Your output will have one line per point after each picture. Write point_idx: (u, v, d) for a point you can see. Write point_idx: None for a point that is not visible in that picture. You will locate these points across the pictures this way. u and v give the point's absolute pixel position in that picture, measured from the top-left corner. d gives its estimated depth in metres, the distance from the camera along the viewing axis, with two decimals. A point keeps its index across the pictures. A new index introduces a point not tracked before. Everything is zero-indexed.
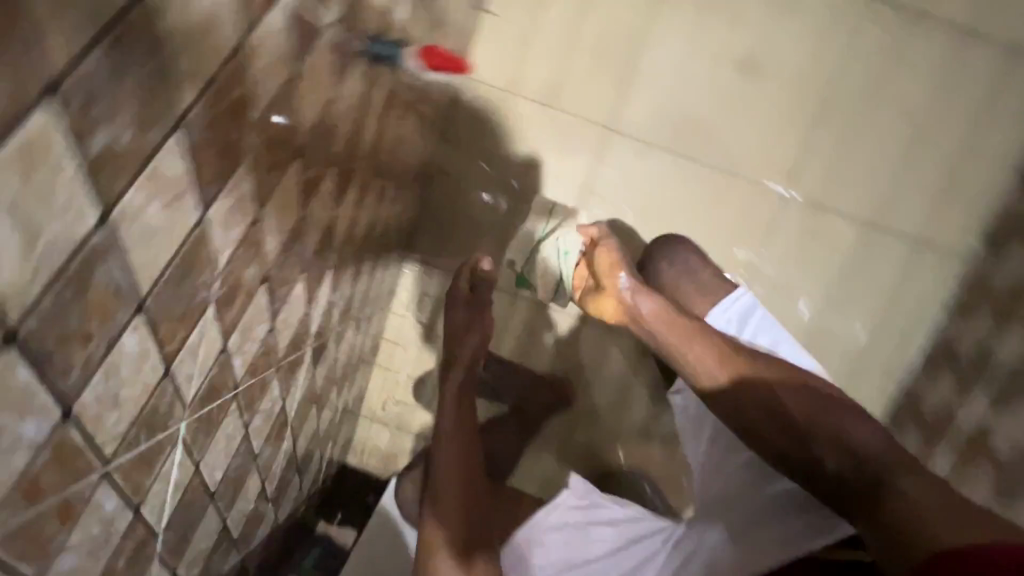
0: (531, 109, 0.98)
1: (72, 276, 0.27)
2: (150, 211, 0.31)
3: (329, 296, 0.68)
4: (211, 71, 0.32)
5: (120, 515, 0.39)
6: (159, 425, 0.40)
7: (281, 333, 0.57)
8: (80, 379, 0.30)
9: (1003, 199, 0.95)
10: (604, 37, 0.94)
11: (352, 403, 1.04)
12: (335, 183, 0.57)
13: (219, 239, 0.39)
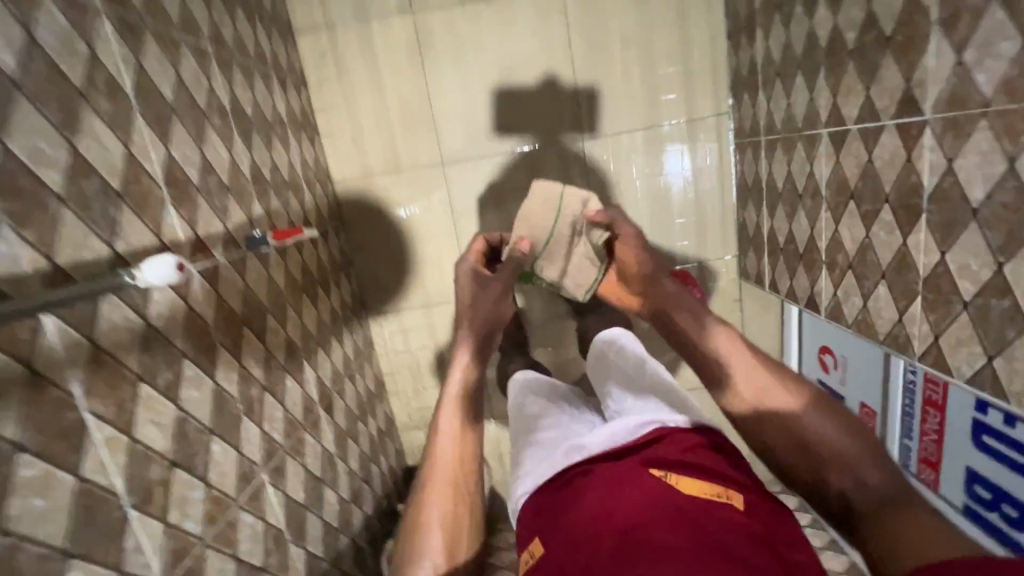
0: (388, 179, 1.33)
1: (168, 419, 0.65)
2: (191, 392, 0.70)
3: (315, 375, 1.07)
4: (173, 314, 0.69)
5: (259, 523, 0.80)
6: (251, 478, 0.80)
7: (294, 409, 0.96)
8: (202, 467, 0.70)
9: (728, 59, 1.23)
10: (405, 108, 1.28)
11: (386, 429, 1.44)
12: (276, 317, 0.95)
13: (227, 386, 0.78)
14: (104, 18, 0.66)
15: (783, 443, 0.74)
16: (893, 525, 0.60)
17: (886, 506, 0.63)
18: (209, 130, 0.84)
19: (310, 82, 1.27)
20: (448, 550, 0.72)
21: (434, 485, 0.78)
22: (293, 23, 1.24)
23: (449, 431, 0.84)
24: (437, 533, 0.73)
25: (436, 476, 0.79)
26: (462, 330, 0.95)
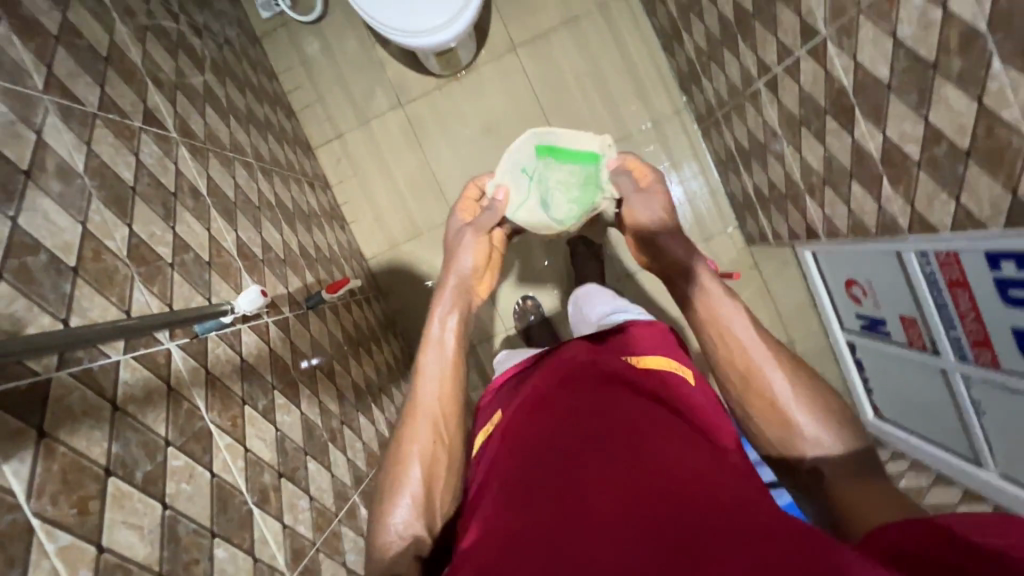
0: (412, 244, 1.51)
1: (271, 436, 0.77)
2: (284, 417, 0.82)
3: (382, 416, 1.17)
4: (257, 351, 0.82)
5: (362, 538, 0.88)
6: (345, 496, 0.89)
7: (371, 443, 1.05)
8: (304, 481, 0.79)
9: (670, 65, 1.42)
10: (413, 182, 1.50)
11: None
12: (341, 365, 1.08)
13: (313, 415, 0.90)
14: (182, 147, 0.88)
15: (759, 405, 0.63)
16: (857, 495, 0.54)
17: (848, 476, 0.57)
18: (262, 219, 1.03)
19: (331, 182, 1.52)
20: (428, 480, 0.67)
21: (411, 431, 0.69)
22: (312, 142, 1.51)
23: (434, 375, 0.73)
24: (420, 469, 0.67)
25: (421, 424, 0.70)
26: (449, 277, 0.81)
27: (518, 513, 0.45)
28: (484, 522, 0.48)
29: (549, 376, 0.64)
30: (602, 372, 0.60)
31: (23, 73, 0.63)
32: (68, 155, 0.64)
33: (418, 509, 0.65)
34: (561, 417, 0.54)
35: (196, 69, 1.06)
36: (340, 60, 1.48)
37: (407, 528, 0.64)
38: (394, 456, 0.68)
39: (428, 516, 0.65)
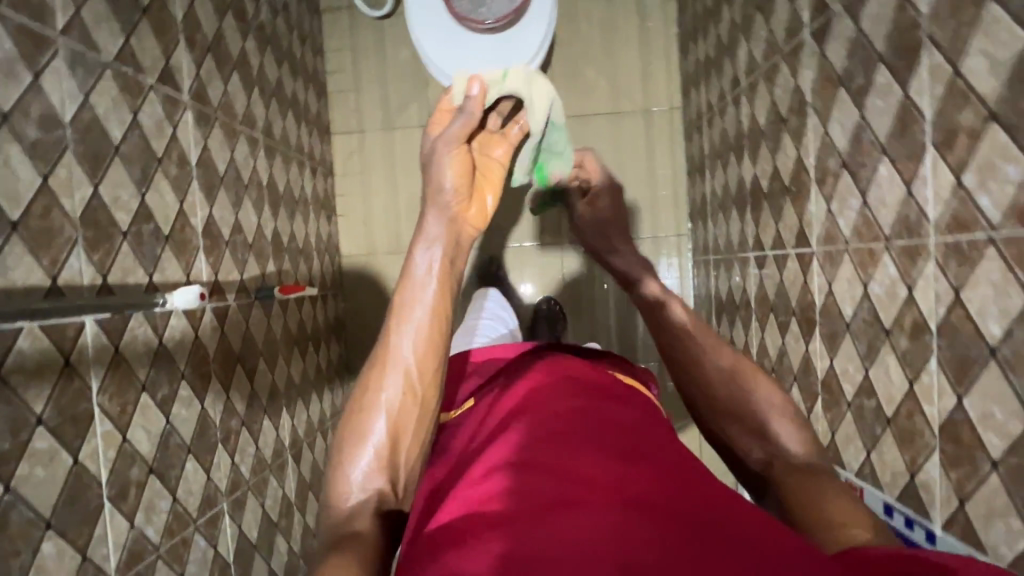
0: (390, 259, 1.51)
1: (158, 428, 0.75)
2: (180, 410, 0.80)
3: (291, 422, 1.15)
4: (180, 334, 0.81)
5: (213, 550, 0.85)
6: (213, 501, 0.87)
7: (264, 449, 1.03)
8: (173, 480, 0.78)
9: (686, 190, 1.45)
10: (412, 202, 1.50)
11: None
12: (267, 363, 1.07)
13: (213, 412, 0.88)
14: (188, 112, 0.87)
15: (720, 408, 0.79)
16: (808, 492, 0.63)
17: (797, 473, 0.67)
18: (245, 199, 1.02)
19: (337, 170, 1.51)
20: (393, 440, 0.65)
21: (386, 379, 0.67)
22: (332, 126, 1.51)
23: (415, 326, 0.69)
24: (387, 416, 0.65)
25: (389, 375, 0.67)
26: (429, 209, 0.74)
27: (515, 492, 0.50)
28: (477, 492, 0.51)
29: (541, 383, 0.70)
30: (592, 394, 0.67)
31: (46, 11, 0.62)
32: (58, 103, 0.63)
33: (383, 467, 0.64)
34: (560, 423, 0.59)
35: (239, 32, 1.05)
36: (388, 63, 1.49)
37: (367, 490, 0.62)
38: (363, 401, 0.67)
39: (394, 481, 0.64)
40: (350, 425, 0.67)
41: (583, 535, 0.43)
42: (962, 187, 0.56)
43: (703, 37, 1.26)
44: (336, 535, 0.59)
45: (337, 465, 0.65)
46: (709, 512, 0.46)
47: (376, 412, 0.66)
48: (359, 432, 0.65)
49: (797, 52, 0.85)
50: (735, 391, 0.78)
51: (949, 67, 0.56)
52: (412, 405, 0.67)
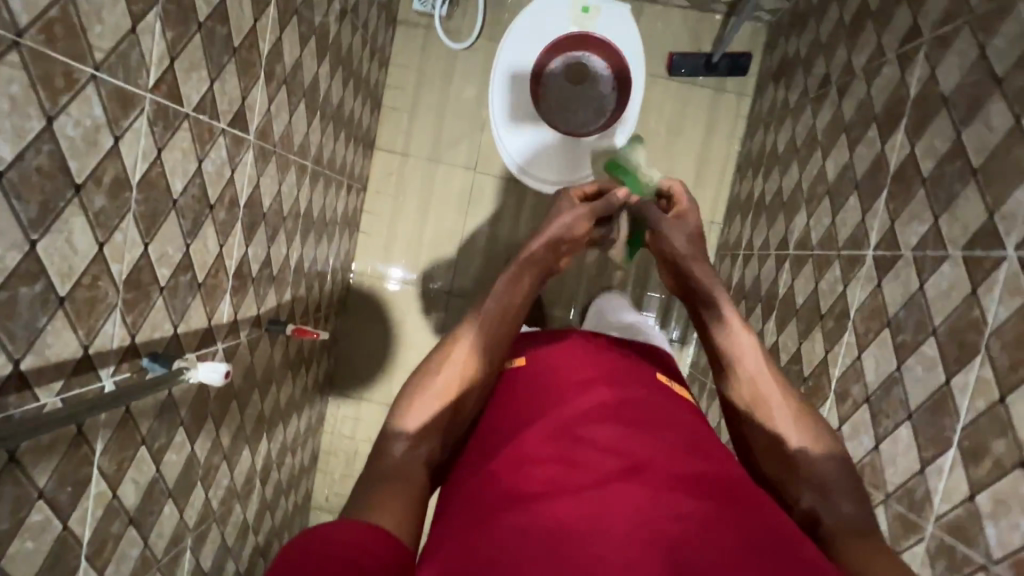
0: (401, 288, 1.51)
1: (146, 479, 0.74)
2: (172, 455, 0.79)
3: (268, 446, 1.15)
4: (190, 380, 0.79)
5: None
6: (179, 541, 0.86)
7: (237, 477, 1.03)
8: (149, 527, 0.77)
9: None
10: (437, 238, 1.49)
11: (301, 509, 1.47)
12: (261, 392, 1.06)
13: (200, 452, 0.87)
14: (251, 151, 0.84)
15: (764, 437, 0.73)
16: (856, 541, 0.61)
17: (839, 523, 0.64)
18: (281, 230, 1.00)
19: (370, 187, 1.48)
20: (451, 409, 0.72)
21: (455, 353, 0.76)
22: (378, 141, 1.47)
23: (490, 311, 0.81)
24: (455, 380, 0.74)
25: (461, 350, 0.76)
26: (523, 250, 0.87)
27: (560, 477, 0.60)
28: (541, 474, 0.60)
29: (588, 366, 0.78)
30: (633, 387, 0.76)
31: (141, 69, 0.58)
32: (131, 165, 0.60)
33: (435, 430, 0.71)
34: (616, 418, 0.68)
35: (316, 59, 1.01)
36: (451, 95, 1.45)
37: (413, 443, 0.69)
38: (432, 366, 0.74)
39: (442, 439, 0.71)
40: (413, 384, 0.74)
41: (615, 523, 0.53)
42: (974, 503, 0.60)
43: (764, 175, 1.27)
44: (388, 468, 0.65)
45: (393, 417, 0.72)
46: (723, 512, 0.55)
47: (445, 373, 0.73)
48: (422, 390, 0.73)
49: (854, 264, 0.88)
50: (778, 424, 0.72)
51: (998, 391, 0.59)
52: (475, 375, 0.76)
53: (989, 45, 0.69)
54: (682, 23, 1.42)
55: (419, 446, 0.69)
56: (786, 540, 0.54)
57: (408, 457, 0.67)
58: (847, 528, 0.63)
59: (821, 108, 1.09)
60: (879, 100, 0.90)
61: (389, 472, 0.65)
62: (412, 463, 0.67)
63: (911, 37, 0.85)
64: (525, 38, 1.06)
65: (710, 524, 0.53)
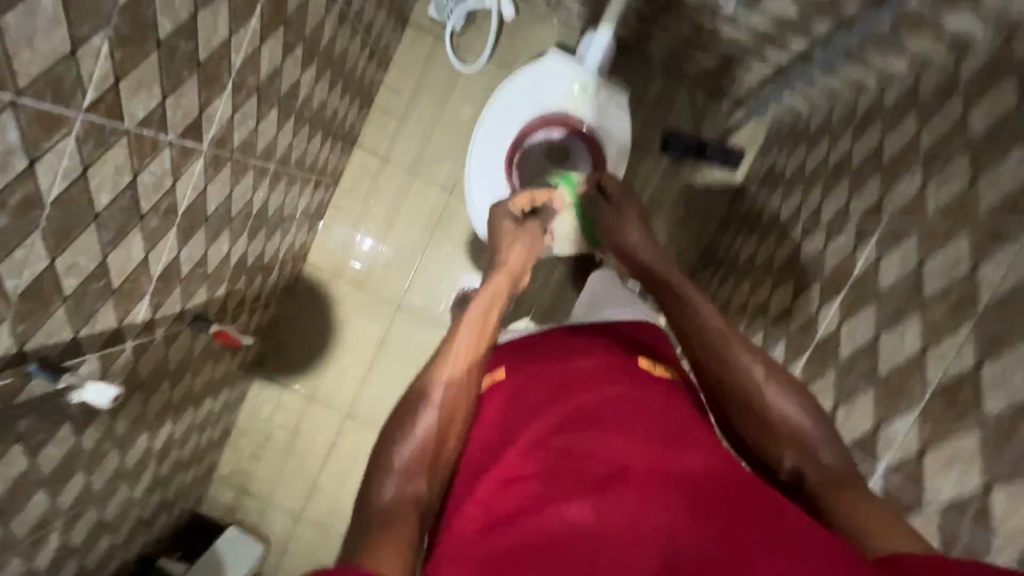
0: (351, 289, 1.49)
1: (15, 474, 0.73)
2: (51, 449, 0.78)
3: (170, 429, 1.14)
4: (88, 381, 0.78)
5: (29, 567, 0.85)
6: (47, 525, 0.85)
7: (129, 459, 1.02)
8: (13, 516, 0.76)
9: None
10: (397, 250, 1.48)
11: (198, 480, 1.47)
12: (172, 382, 1.04)
13: (87, 443, 0.86)
14: (201, 161, 0.81)
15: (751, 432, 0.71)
16: (842, 501, 0.62)
17: (821, 486, 0.65)
18: (225, 231, 0.97)
19: (342, 182, 1.45)
20: (435, 449, 0.66)
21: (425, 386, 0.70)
22: (360, 139, 1.43)
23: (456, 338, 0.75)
24: (436, 414, 0.68)
25: (431, 382, 0.70)
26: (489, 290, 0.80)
27: (538, 500, 0.57)
28: (525, 499, 0.56)
29: (561, 367, 0.75)
30: (609, 390, 0.70)
31: (79, 89, 0.55)
32: (49, 184, 0.57)
33: (419, 466, 0.64)
34: (592, 433, 0.64)
35: (301, 65, 0.97)
36: (444, 113, 1.42)
37: (406, 487, 0.63)
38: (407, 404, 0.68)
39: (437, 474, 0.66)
40: (391, 424, 0.68)
41: None
42: None
43: (722, 279, 1.30)
44: (377, 515, 0.59)
45: (376, 462, 0.65)
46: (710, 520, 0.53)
47: (423, 412, 0.67)
48: (400, 428, 0.67)
49: None
50: (754, 398, 0.71)
51: None
52: (457, 398, 0.70)
53: (927, 261, 0.73)
54: (688, 104, 1.41)
55: (408, 485, 0.63)
56: (781, 528, 0.52)
57: (404, 502, 0.62)
58: (835, 483, 0.65)
59: (785, 239, 1.11)
60: (829, 262, 0.93)
61: (384, 525, 0.59)
62: (409, 504, 0.62)
63: (873, 214, 0.87)
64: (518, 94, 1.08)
65: (698, 540, 0.52)
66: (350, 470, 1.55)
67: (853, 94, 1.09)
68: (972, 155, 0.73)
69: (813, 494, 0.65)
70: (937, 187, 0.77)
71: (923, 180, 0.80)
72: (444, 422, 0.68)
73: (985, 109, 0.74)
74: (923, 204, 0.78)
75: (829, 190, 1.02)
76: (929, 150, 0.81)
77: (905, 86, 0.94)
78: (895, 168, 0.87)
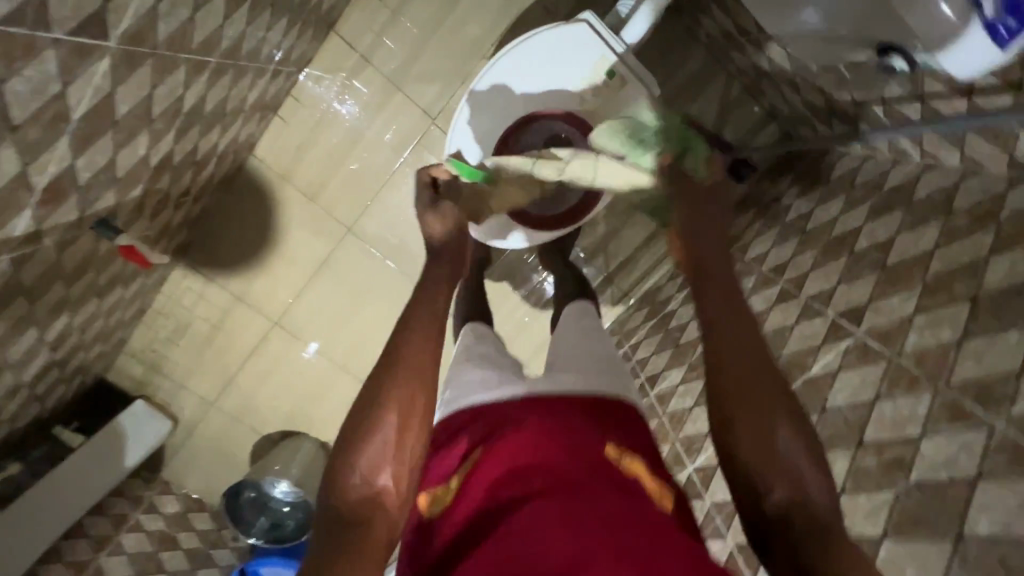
0: (299, 197, 1.34)
1: None
2: None
3: (67, 319, 1.03)
4: None
5: None
6: None
7: (12, 354, 0.92)
8: None
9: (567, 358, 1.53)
10: (359, 168, 1.32)
11: (102, 357, 1.39)
12: (67, 282, 0.92)
13: None
14: (106, 60, 0.62)
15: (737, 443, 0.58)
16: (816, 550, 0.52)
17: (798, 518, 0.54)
18: (142, 132, 0.79)
19: (306, 75, 1.24)
20: (399, 437, 0.58)
21: (392, 374, 0.60)
22: (338, 24, 1.21)
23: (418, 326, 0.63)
24: (411, 415, 0.59)
25: (399, 370, 0.60)
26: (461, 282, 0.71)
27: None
28: None
29: (536, 414, 0.65)
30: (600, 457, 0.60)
31: None
32: None
33: (384, 457, 0.57)
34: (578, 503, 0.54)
35: None
36: (449, 27, 1.23)
37: (375, 478, 0.57)
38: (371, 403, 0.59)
39: (411, 468, 0.59)
40: (353, 419, 0.59)
41: None
42: None
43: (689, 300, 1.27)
44: (327, 526, 0.55)
45: (344, 444, 0.58)
46: None
47: (394, 403, 0.59)
48: (365, 414, 0.59)
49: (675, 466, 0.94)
50: (769, 418, 0.58)
51: None
52: (426, 393, 0.60)
53: (881, 401, 0.71)
54: (720, 96, 1.26)
55: (374, 475, 0.57)
56: None
57: (369, 494, 0.56)
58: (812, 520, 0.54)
59: (761, 290, 1.07)
60: (791, 345, 0.90)
61: (355, 522, 0.55)
62: (371, 499, 0.56)
63: (851, 316, 0.84)
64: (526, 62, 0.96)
65: None
66: (270, 375, 1.54)
67: (888, 164, 0.99)
68: (973, 309, 0.68)
69: (803, 529, 0.54)
70: (923, 325, 0.73)
71: (916, 309, 0.75)
72: (415, 416, 0.59)
73: (1007, 264, 0.69)
74: (902, 335, 0.74)
75: (822, 262, 0.97)
76: (933, 277, 0.76)
77: (943, 184, 0.86)
78: (892, 276, 0.82)
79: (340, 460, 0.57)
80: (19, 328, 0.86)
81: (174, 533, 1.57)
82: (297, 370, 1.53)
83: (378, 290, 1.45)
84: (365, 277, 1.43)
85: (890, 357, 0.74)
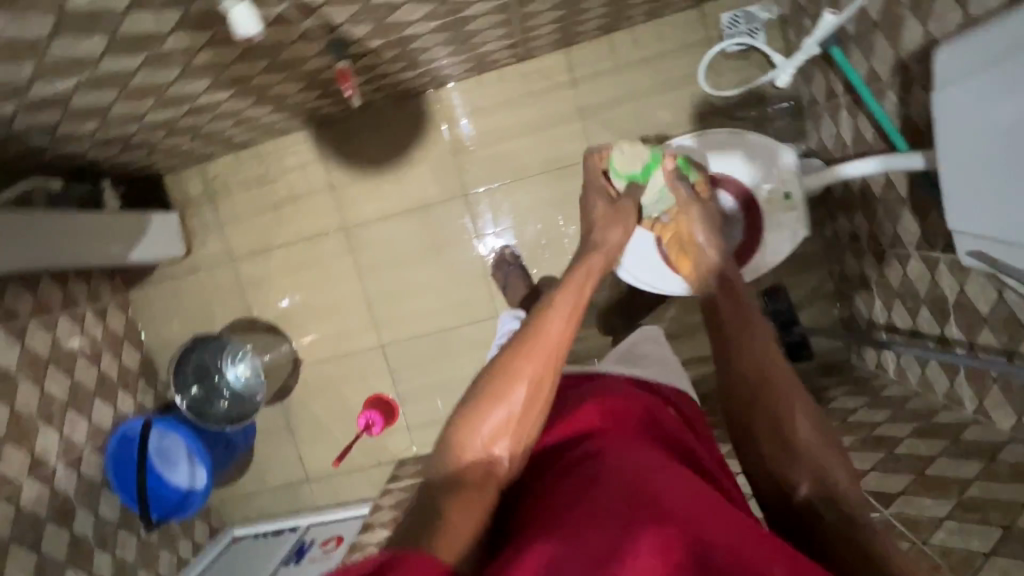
0: (446, 145, 1.44)
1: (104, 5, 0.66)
2: (147, 17, 0.72)
3: (224, 97, 1.07)
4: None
5: (19, 78, 0.77)
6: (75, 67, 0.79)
7: (174, 86, 0.96)
8: (71, 35, 0.70)
9: None
10: (510, 151, 1.44)
11: (185, 156, 1.40)
12: (266, 67, 0.98)
13: (173, 39, 0.79)
14: None
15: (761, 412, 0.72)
16: (817, 508, 0.61)
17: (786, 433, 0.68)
18: (434, 3, 0.92)
19: (522, 66, 1.40)
20: (496, 431, 0.65)
21: (514, 364, 0.68)
22: (573, 49, 1.39)
23: (540, 328, 0.72)
24: (509, 414, 0.66)
25: (516, 367, 0.68)
26: (561, 297, 0.76)
27: (576, 499, 0.54)
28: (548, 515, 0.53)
29: (598, 396, 0.73)
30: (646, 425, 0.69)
31: None
32: None
33: (504, 427, 0.66)
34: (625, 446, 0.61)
35: None
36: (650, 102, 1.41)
37: (492, 441, 0.65)
38: (484, 395, 0.67)
39: (519, 448, 0.66)
40: (462, 411, 0.68)
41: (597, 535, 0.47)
42: None
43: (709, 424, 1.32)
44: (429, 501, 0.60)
45: (471, 408, 0.67)
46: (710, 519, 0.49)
47: (499, 401, 0.66)
48: (472, 412, 0.66)
49: None
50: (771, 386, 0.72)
51: None
52: (544, 386, 0.68)
53: None
54: (814, 284, 1.43)
55: (490, 444, 0.65)
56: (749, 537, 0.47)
57: (485, 455, 0.64)
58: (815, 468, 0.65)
59: None
60: None
61: (469, 477, 0.63)
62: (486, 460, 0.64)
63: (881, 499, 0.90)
64: (711, 147, 1.13)
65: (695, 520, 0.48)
66: (304, 268, 1.52)
67: (941, 403, 1.10)
68: (1006, 532, 0.74)
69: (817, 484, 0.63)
70: (954, 529, 0.78)
71: (948, 515, 0.81)
72: (536, 401, 0.68)
73: None
74: (931, 528, 0.81)
75: (858, 448, 1.04)
76: (969, 497, 0.82)
77: (993, 437, 0.95)
78: (929, 482, 0.89)
79: (463, 423, 0.66)
80: (205, 64, 0.90)
81: (101, 349, 1.44)
82: (330, 278, 1.52)
83: (452, 256, 1.49)
84: (450, 240, 1.48)
85: (915, 542, 0.80)
